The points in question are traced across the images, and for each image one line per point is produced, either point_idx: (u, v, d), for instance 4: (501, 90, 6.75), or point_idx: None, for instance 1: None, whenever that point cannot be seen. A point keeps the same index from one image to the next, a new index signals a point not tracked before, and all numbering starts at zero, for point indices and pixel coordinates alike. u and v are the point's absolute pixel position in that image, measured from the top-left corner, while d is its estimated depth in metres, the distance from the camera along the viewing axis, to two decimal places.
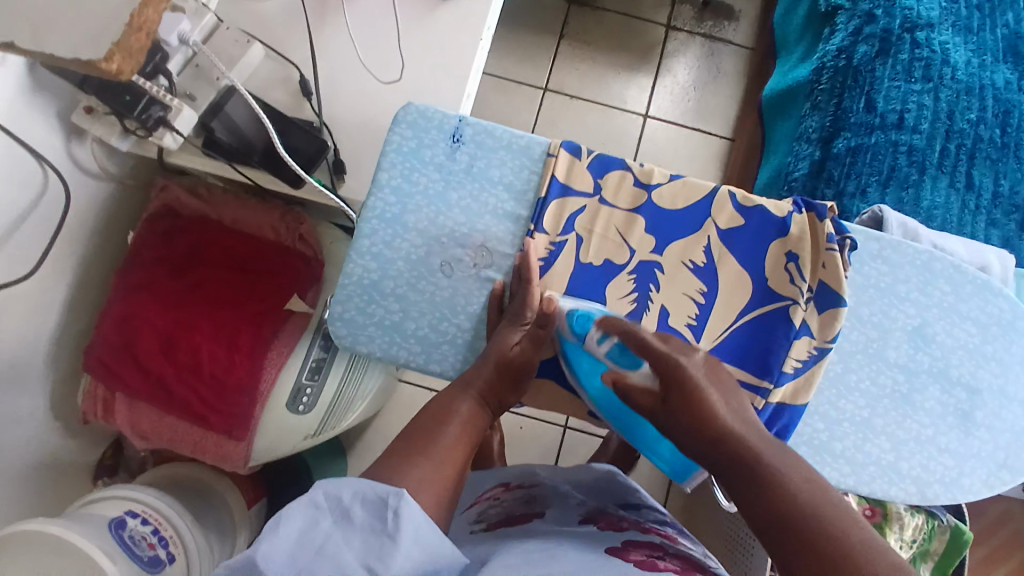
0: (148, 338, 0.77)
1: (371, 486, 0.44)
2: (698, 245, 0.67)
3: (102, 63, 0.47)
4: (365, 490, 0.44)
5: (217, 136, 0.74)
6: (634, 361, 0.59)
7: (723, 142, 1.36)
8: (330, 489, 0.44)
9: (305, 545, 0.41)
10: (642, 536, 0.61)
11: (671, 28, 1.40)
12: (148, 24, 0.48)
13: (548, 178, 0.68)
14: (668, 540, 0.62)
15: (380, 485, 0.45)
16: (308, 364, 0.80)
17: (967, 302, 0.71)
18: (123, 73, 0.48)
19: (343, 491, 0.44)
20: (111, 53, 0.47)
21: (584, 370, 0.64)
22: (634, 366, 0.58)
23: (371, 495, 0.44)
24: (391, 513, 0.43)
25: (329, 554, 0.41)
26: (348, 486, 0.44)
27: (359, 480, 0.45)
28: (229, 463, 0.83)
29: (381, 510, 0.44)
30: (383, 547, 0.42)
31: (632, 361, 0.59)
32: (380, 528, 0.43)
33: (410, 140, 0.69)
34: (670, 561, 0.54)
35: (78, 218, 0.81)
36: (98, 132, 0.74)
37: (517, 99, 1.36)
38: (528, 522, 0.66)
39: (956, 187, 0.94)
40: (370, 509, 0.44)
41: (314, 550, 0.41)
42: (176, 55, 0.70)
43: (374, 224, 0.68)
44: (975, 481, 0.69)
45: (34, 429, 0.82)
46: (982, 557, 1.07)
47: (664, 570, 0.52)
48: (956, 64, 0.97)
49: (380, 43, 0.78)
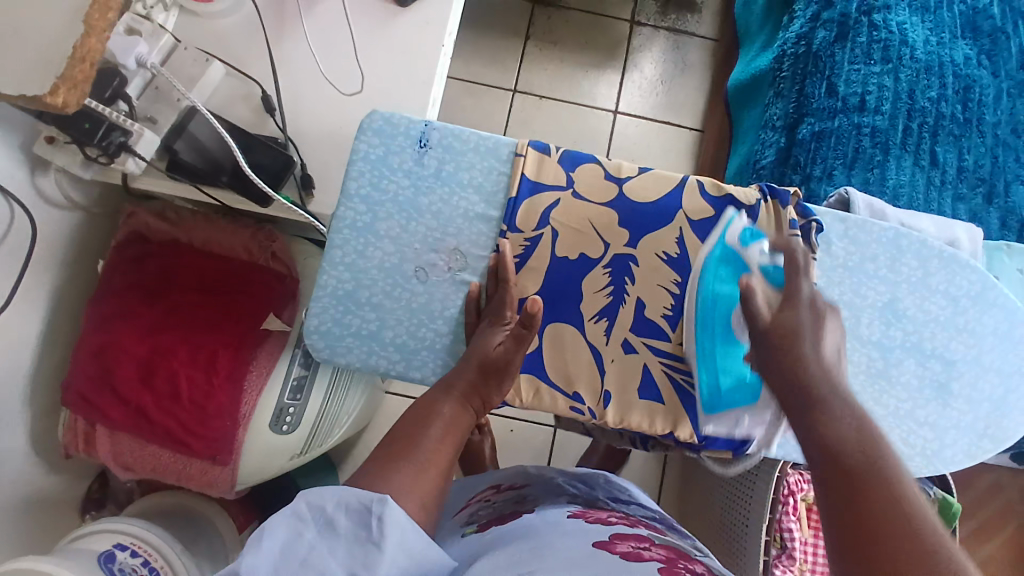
0: (125, 367, 0.76)
1: (354, 493, 0.44)
2: (672, 236, 0.68)
3: (48, 97, 0.50)
4: (350, 497, 0.44)
5: (182, 157, 0.74)
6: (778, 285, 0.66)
7: (693, 134, 1.38)
8: (313, 498, 0.44)
9: (289, 556, 0.41)
10: (629, 528, 0.61)
11: (635, 23, 1.41)
12: (92, 54, 0.51)
13: (518, 178, 0.68)
14: (655, 532, 0.63)
15: (364, 493, 0.44)
16: (289, 383, 0.80)
17: (935, 277, 0.72)
18: (69, 105, 0.51)
19: (326, 501, 0.44)
20: (57, 87, 0.50)
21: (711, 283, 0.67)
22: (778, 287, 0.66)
23: (356, 503, 0.44)
24: (375, 520, 0.43)
25: (312, 564, 0.41)
26: (332, 494, 0.44)
27: (343, 488, 0.44)
28: (215, 487, 0.82)
29: (365, 517, 0.43)
30: (368, 554, 0.42)
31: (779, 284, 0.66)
32: (364, 536, 0.43)
33: (378, 147, 0.68)
34: (655, 550, 0.55)
35: (46, 249, 0.79)
36: (61, 161, 0.73)
37: (487, 101, 1.36)
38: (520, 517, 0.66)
39: (921, 164, 0.96)
40: (354, 517, 0.43)
41: (298, 562, 0.41)
42: (134, 79, 0.70)
43: (345, 234, 0.67)
44: (957, 451, 0.71)
45: (16, 464, 0.81)
46: (974, 528, 1.10)
47: (648, 560, 0.52)
48: (914, 43, 0.99)
49: (341, 55, 0.78)
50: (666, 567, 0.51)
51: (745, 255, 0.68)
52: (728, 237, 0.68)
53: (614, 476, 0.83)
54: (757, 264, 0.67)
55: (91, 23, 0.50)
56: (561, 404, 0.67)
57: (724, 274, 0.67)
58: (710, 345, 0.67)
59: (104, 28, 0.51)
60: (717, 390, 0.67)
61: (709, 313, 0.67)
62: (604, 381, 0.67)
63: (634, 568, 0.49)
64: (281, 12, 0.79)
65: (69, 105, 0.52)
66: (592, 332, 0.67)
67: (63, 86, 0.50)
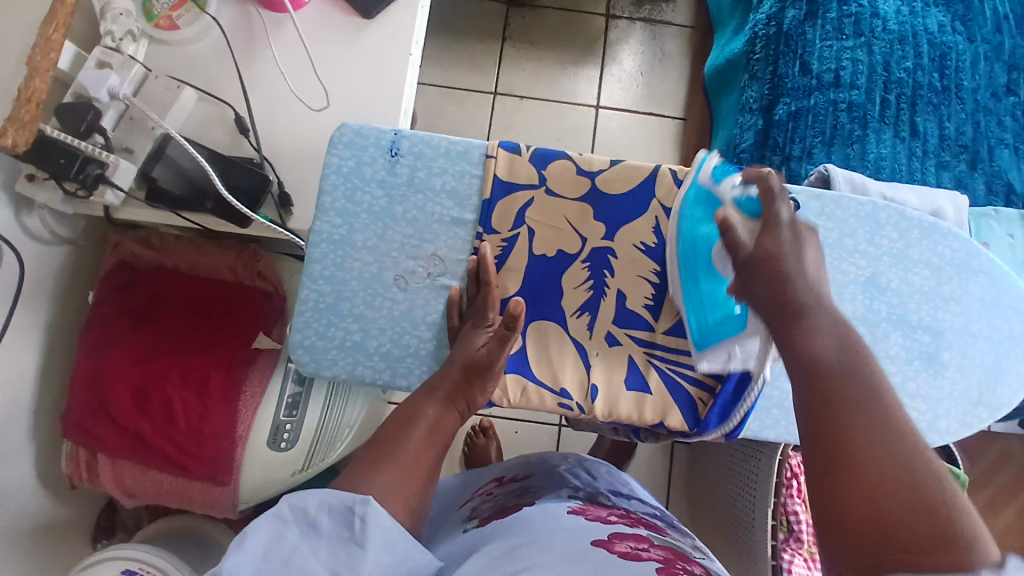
0: (120, 394, 0.77)
1: (336, 495, 0.45)
2: (648, 226, 0.69)
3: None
4: (332, 498, 0.45)
5: (160, 183, 0.74)
6: (756, 215, 0.62)
7: (676, 122, 1.38)
8: (295, 500, 0.44)
9: (272, 556, 0.42)
10: (630, 528, 0.61)
11: (610, 17, 1.41)
12: (37, 94, 0.56)
13: (490, 178, 0.69)
14: (655, 531, 0.63)
15: (346, 494, 0.45)
16: (284, 400, 0.82)
17: (917, 248, 0.72)
18: (20, 146, 0.56)
19: (309, 502, 0.44)
20: (5, 128, 0.55)
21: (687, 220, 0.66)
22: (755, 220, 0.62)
23: (338, 504, 0.45)
24: (357, 520, 0.44)
25: (296, 564, 0.42)
26: (314, 497, 0.45)
27: (325, 490, 0.45)
28: (217, 507, 0.83)
29: (346, 518, 0.44)
30: (350, 554, 0.43)
31: (754, 215, 0.62)
32: (347, 535, 0.44)
33: (349, 159, 0.69)
34: (653, 550, 0.55)
35: (36, 283, 0.80)
36: (42, 199, 0.74)
37: (468, 105, 1.37)
38: (518, 512, 0.66)
39: (901, 136, 0.96)
40: (336, 518, 0.44)
41: (281, 562, 0.42)
42: (108, 111, 0.71)
43: (323, 248, 0.68)
44: (951, 422, 0.71)
45: (22, 497, 0.82)
46: (988, 497, 1.09)
47: (646, 560, 0.52)
48: (886, 15, 0.99)
49: (311, 72, 0.79)
50: (664, 568, 0.51)
51: (718, 191, 0.65)
52: (701, 178, 0.66)
53: (619, 471, 0.83)
54: (729, 197, 0.64)
55: (34, 65, 0.56)
56: (549, 401, 0.67)
57: (701, 215, 0.66)
58: (692, 280, 0.66)
59: (47, 67, 0.57)
60: (705, 328, 0.66)
61: (688, 254, 0.66)
62: (591, 376, 0.67)
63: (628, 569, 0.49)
64: (249, 34, 0.80)
65: (18, 144, 0.56)
66: (575, 327, 0.68)
67: (11, 128, 0.55)
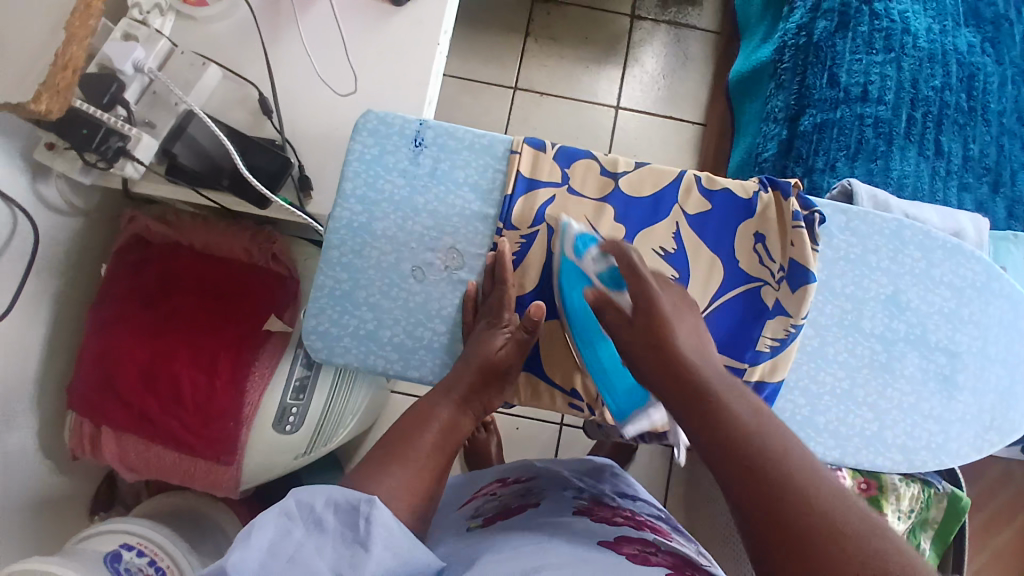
0: (129, 370, 0.77)
1: (342, 493, 0.45)
2: (668, 232, 0.68)
3: (31, 104, 0.55)
4: (338, 497, 0.45)
5: (180, 160, 0.74)
6: (620, 287, 0.60)
7: (695, 127, 1.37)
8: (303, 497, 0.44)
9: (277, 553, 0.41)
10: (636, 531, 0.61)
11: (635, 17, 1.40)
12: (73, 61, 0.57)
13: (514, 174, 0.68)
14: (661, 536, 0.63)
15: (352, 493, 0.45)
16: (292, 384, 0.80)
17: (939, 268, 0.71)
18: (52, 111, 0.57)
19: (315, 500, 0.44)
20: (39, 94, 0.55)
21: (570, 292, 0.64)
22: (617, 292, 0.60)
23: (344, 502, 0.44)
24: (362, 520, 0.44)
25: (300, 561, 0.41)
26: (320, 494, 0.44)
27: (331, 487, 0.45)
28: (220, 487, 0.83)
29: (352, 518, 0.44)
30: (355, 554, 0.42)
31: (617, 285, 0.60)
32: (351, 536, 0.43)
33: (372, 147, 0.68)
34: (662, 555, 0.55)
35: (50, 253, 0.80)
36: (60, 168, 0.73)
37: (486, 98, 1.36)
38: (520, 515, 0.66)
39: (926, 155, 0.95)
40: (342, 516, 0.44)
41: (286, 558, 0.41)
42: (132, 83, 0.71)
43: (342, 235, 0.67)
44: (962, 445, 0.71)
45: (24, 467, 0.82)
46: (984, 520, 1.09)
47: (655, 564, 0.52)
48: (916, 32, 0.98)
49: (337, 56, 0.78)
50: (674, 573, 0.51)
51: (583, 267, 0.63)
52: (565, 251, 0.64)
53: (620, 470, 0.83)
54: (593, 272, 0.62)
55: (71, 31, 0.56)
56: (560, 401, 0.68)
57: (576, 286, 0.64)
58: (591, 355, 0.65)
59: (84, 33, 0.57)
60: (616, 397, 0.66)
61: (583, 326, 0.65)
62: None
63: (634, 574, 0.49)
64: (276, 16, 0.79)
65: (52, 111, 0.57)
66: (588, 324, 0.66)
67: (45, 93, 0.55)
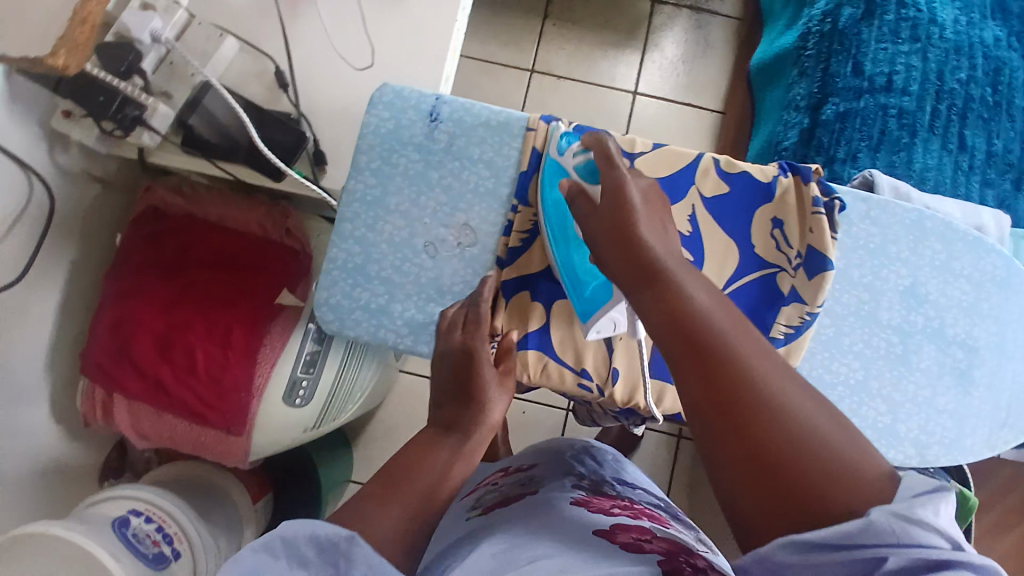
0: (144, 339, 0.77)
1: (324, 527, 0.40)
2: (684, 214, 0.67)
3: (49, 58, 0.55)
4: (318, 531, 0.40)
5: (196, 131, 0.74)
6: (595, 179, 0.58)
7: (713, 115, 1.35)
8: (284, 532, 0.40)
9: None
10: (633, 520, 0.59)
11: (656, 2, 1.38)
12: (91, 17, 0.58)
13: (529, 152, 0.68)
14: (658, 523, 0.61)
15: (333, 528, 0.40)
16: (303, 358, 0.80)
17: (960, 261, 0.70)
18: (70, 67, 0.57)
19: (296, 534, 0.40)
20: (57, 49, 0.55)
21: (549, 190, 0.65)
22: (592, 183, 0.58)
23: (325, 538, 0.40)
24: (344, 558, 0.40)
25: None
26: (302, 528, 0.40)
27: (313, 521, 0.40)
28: (231, 457, 0.83)
29: (333, 556, 0.40)
30: None
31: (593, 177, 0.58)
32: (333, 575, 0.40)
33: (388, 121, 0.68)
34: (656, 542, 0.52)
35: (66, 221, 0.81)
36: (76, 136, 0.73)
37: (503, 80, 1.35)
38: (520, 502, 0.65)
39: (949, 148, 0.93)
40: (323, 553, 0.40)
41: None
42: (150, 53, 0.70)
43: (355, 208, 0.67)
44: (976, 441, 0.70)
45: (37, 433, 0.83)
46: (992, 520, 1.09)
47: (649, 551, 0.50)
48: (943, 23, 0.95)
49: (355, 30, 0.78)
50: (666, 559, 0.49)
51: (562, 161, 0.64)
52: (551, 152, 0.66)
53: (624, 458, 0.83)
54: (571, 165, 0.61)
55: None
56: (569, 380, 0.67)
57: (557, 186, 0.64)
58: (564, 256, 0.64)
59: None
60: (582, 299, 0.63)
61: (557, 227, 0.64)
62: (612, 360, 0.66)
63: (626, 561, 0.48)
64: None
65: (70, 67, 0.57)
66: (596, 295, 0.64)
67: (64, 49, 0.55)
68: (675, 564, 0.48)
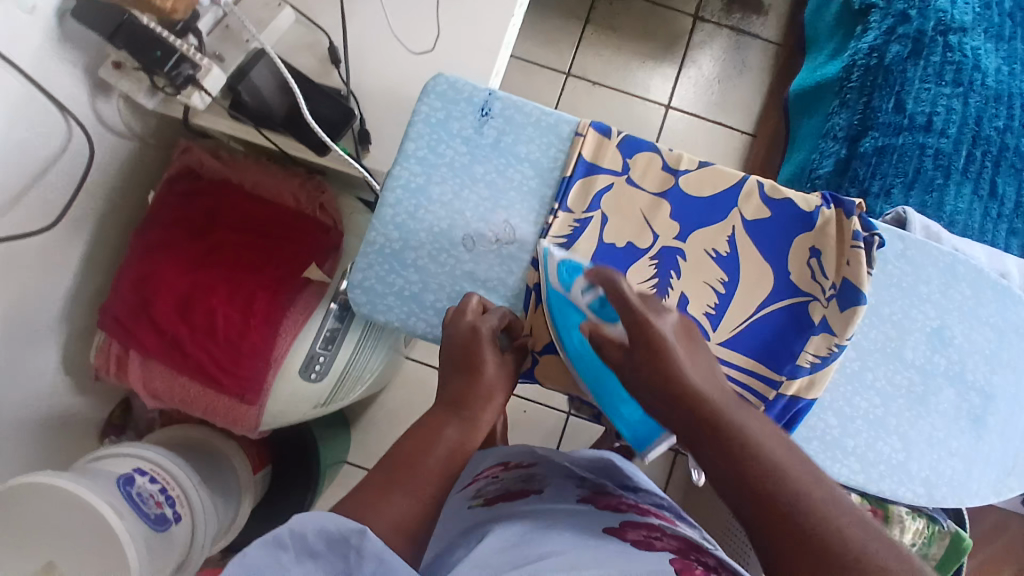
0: (167, 298, 0.77)
1: (336, 521, 0.43)
2: (722, 234, 0.67)
3: None
4: (330, 526, 0.43)
5: (244, 99, 0.73)
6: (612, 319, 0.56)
7: (743, 137, 1.35)
8: (296, 525, 0.43)
9: None
10: (641, 516, 0.59)
11: (697, 18, 1.38)
12: None
13: (575, 157, 0.68)
14: (666, 521, 0.61)
15: (345, 522, 0.44)
16: (322, 334, 0.79)
17: (987, 308, 0.71)
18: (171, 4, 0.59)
19: (308, 526, 0.43)
20: None
21: (565, 322, 0.62)
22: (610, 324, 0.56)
23: (336, 532, 0.43)
24: (354, 551, 0.43)
25: None
26: (313, 522, 0.43)
27: (325, 515, 0.44)
28: (240, 426, 0.83)
29: (343, 549, 0.43)
30: None
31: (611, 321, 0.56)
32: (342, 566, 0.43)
33: (439, 111, 0.69)
34: (666, 540, 0.53)
35: (100, 174, 0.81)
36: (124, 88, 0.73)
37: (538, 79, 1.35)
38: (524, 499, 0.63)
39: (980, 194, 0.93)
40: (334, 546, 0.43)
41: None
42: (207, 15, 0.71)
43: (398, 194, 0.67)
44: (983, 486, 0.71)
45: (46, 381, 0.83)
46: (979, 563, 1.09)
47: (659, 548, 0.50)
48: (986, 69, 0.96)
49: (410, 14, 0.78)
50: (677, 558, 0.48)
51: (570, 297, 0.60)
52: (554, 283, 0.63)
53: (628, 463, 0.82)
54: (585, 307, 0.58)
55: None
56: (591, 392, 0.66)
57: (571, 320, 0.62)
58: (602, 391, 0.63)
59: None
60: (630, 426, 0.62)
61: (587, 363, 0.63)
62: None
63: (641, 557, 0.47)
64: None
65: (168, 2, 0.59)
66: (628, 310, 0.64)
67: None
68: (686, 564, 0.48)
